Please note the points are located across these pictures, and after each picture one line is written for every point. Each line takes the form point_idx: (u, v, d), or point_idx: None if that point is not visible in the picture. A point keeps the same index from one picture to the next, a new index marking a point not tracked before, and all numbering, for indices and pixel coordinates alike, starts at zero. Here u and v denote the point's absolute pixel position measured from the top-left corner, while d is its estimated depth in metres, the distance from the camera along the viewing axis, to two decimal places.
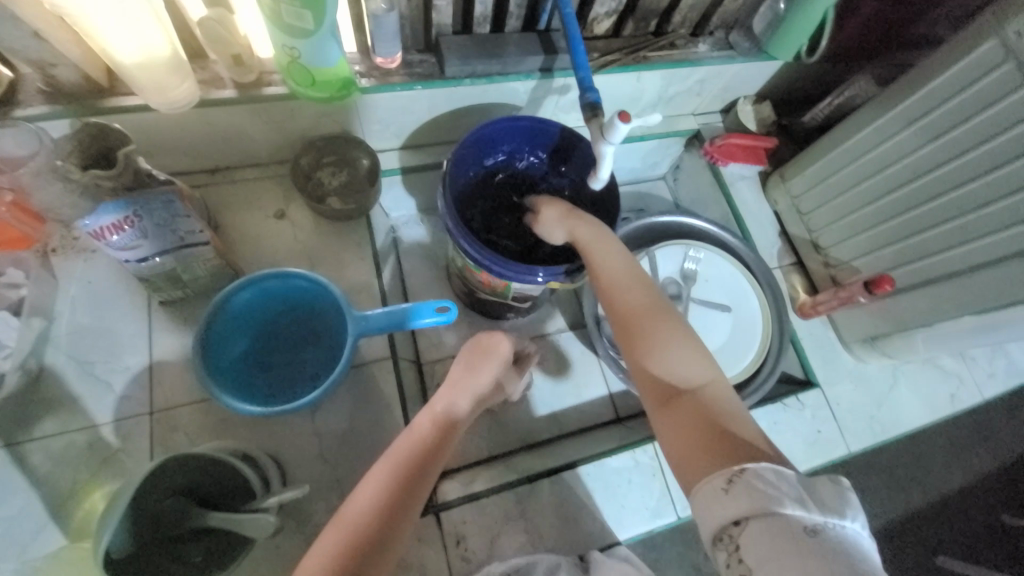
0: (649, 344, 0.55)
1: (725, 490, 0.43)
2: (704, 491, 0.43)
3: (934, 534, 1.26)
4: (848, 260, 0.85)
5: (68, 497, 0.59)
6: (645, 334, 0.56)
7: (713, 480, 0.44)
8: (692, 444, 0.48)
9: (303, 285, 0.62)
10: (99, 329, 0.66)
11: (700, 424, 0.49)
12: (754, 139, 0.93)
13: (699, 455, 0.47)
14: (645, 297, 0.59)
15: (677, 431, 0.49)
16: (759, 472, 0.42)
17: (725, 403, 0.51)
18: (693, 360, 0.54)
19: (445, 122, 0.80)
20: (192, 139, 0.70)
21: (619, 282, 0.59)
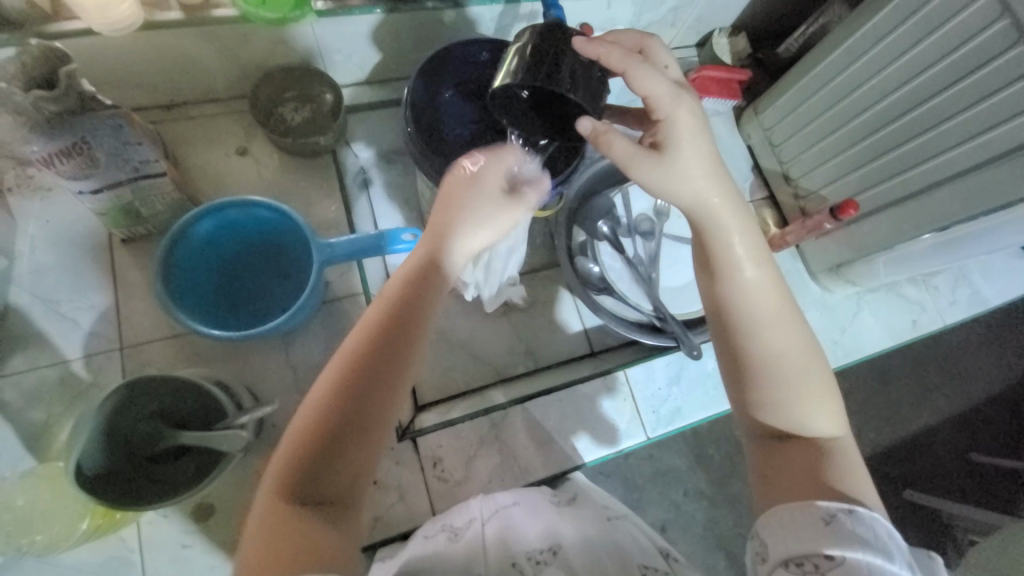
0: (776, 380, 0.52)
1: (825, 524, 0.43)
2: (801, 523, 0.44)
3: (905, 468, 1.31)
4: (817, 189, 0.87)
5: (42, 429, 0.59)
6: (773, 371, 0.52)
7: (814, 510, 0.44)
8: (798, 486, 0.47)
9: (265, 215, 0.61)
10: (62, 268, 0.65)
11: (814, 475, 0.47)
12: (729, 72, 0.91)
13: (792, 490, 0.47)
14: (789, 325, 0.53)
15: (777, 468, 0.49)
16: (869, 523, 0.43)
17: (847, 462, 0.49)
18: (821, 413, 0.51)
19: (410, 53, 0.78)
20: (145, 70, 0.67)
21: (762, 311, 0.53)
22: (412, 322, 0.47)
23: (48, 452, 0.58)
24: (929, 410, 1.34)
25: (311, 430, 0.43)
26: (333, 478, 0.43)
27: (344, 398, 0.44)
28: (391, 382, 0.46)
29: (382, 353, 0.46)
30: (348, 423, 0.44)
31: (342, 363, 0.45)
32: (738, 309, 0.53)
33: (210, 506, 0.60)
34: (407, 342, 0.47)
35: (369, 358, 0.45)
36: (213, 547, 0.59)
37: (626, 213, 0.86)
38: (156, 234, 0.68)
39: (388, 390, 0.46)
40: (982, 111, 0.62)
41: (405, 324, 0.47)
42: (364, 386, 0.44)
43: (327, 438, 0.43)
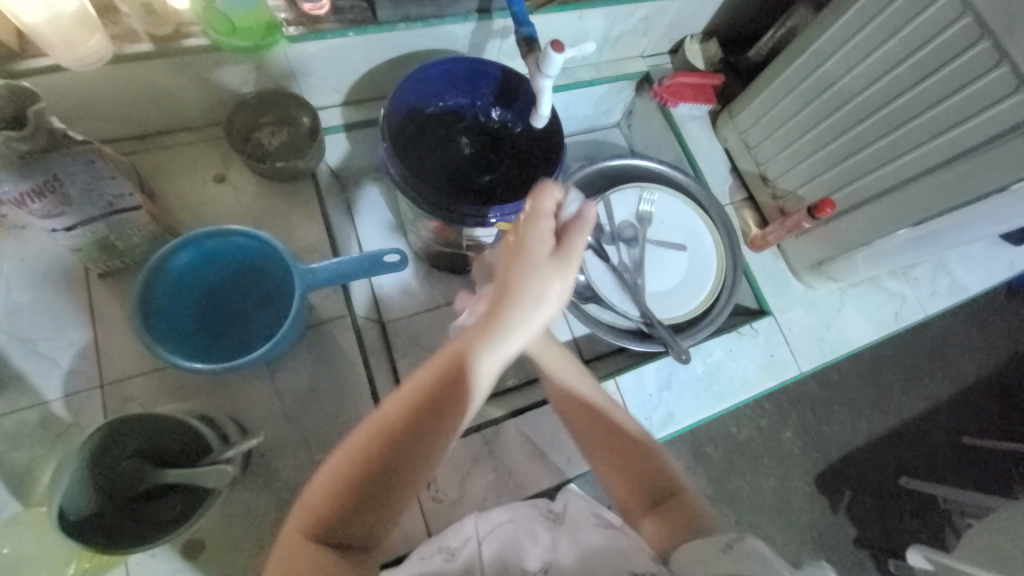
0: (617, 454, 0.61)
1: (723, 551, 0.46)
2: (703, 554, 0.47)
3: (901, 456, 1.32)
4: (794, 189, 0.88)
5: (22, 473, 0.58)
6: (611, 447, 0.61)
7: (712, 543, 0.48)
8: (668, 534, 0.54)
9: (244, 243, 0.61)
10: (37, 307, 0.64)
11: (671, 520, 0.55)
12: (702, 77, 0.92)
13: (660, 534, 0.54)
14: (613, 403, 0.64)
15: (650, 526, 0.56)
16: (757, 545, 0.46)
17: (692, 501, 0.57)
18: (666, 466, 0.60)
19: (385, 73, 0.78)
20: (117, 102, 0.67)
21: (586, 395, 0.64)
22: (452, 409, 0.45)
23: (29, 497, 0.57)
24: (919, 398, 1.36)
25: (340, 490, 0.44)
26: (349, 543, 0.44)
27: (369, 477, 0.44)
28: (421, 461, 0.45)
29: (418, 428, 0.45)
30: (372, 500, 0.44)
31: (382, 434, 0.44)
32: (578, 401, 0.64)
33: (200, 542, 0.58)
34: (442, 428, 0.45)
35: (402, 437, 0.44)
36: None
37: (609, 221, 0.88)
38: (134, 267, 0.68)
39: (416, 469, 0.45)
40: (947, 108, 0.64)
41: (443, 408, 0.44)
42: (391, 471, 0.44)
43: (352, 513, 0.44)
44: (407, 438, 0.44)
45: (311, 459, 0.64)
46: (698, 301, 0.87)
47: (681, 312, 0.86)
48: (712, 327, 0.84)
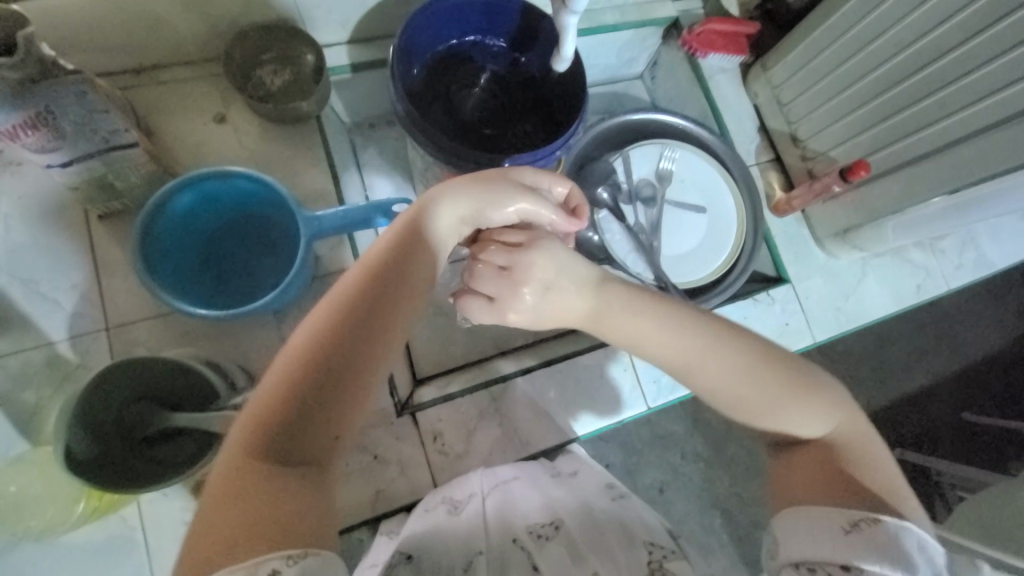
0: (765, 403, 0.49)
1: (845, 531, 0.43)
2: (820, 525, 0.44)
3: (898, 427, 1.33)
4: (825, 151, 0.83)
5: (32, 412, 0.58)
6: (770, 402, 0.49)
7: (837, 517, 0.44)
8: (813, 490, 0.47)
9: (247, 186, 0.58)
10: (38, 246, 0.62)
11: (835, 477, 0.48)
12: (735, 25, 0.86)
13: (823, 495, 0.47)
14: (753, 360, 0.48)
15: (814, 473, 0.49)
16: (893, 533, 0.43)
17: (855, 448, 0.50)
18: (817, 419, 0.50)
19: (394, 8, 0.72)
20: (109, 29, 0.62)
21: (719, 366, 0.48)
22: (375, 330, 0.42)
23: (37, 437, 0.58)
24: (924, 372, 1.35)
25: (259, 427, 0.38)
26: (293, 459, 0.38)
27: (297, 393, 0.39)
28: (353, 373, 0.41)
29: (334, 359, 0.40)
30: (303, 415, 0.39)
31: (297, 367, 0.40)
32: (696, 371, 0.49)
33: None
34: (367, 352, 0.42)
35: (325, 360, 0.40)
36: None
37: (628, 177, 0.84)
38: (133, 209, 0.65)
39: (343, 385, 0.40)
40: (1008, 63, 0.58)
41: (355, 341, 0.41)
42: (325, 392, 0.40)
43: (283, 434, 0.39)
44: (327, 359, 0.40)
45: None
46: (714, 267, 0.84)
47: (697, 276, 0.83)
48: (727, 293, 0.82)
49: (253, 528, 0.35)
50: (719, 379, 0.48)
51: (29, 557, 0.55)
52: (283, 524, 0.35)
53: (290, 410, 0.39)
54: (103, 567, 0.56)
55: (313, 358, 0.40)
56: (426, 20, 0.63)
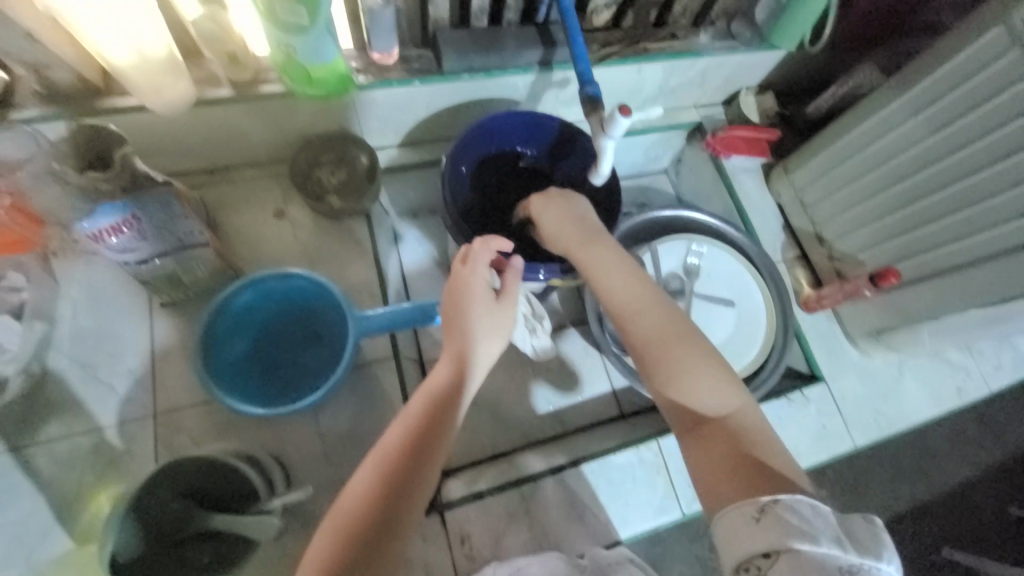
0: (674, 364, 0.52)
1: (755, 518, 0.41)
2: (734, 515, 0.43)
3: (942, 524, 1.24)
4: (852, 253, 0.85)
5: (74, 501, 0.59)
6: (670, 348, 0.53)
7: (743, 506, 0.43)
8: (716, 480, 0.46)
9: (302, 285, 0.62)
10: (101, 332, 0.66)
11: (732, 452, 0.47)
12: (757, 131, 0.92)
13: (726, 482, 0.45)
14: (661, 303, 0.57)
15: (702, 453, 0.48)
16: (794, 506, 0.41)
17: (755, 433, 0.49)
18: (715, 390, 0.51)
19: (443, 119, 0.80)
20: (194, 140, 0.70)
21: (627, 312, 0.57)
22: (442, 432, 0.49)
23: (75, 529, 0.58)
24: (967, 464, 1.26)
25: (352, 525, 0.44)
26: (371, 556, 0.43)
27: (382, 497, 0.45)
28: (431, 473, 0.48)
29: (409, 459, 0.47)
30: (389, 509, 0.45)
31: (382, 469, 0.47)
32: (608, 293, 0.58)
33: None
34: (437, 455, 0.48)
35: (402, 460, 0.47)
36: None
37: (656, 271, 0.87)
38: (194, 299, 0.69)
39: (420, 498, 0.47)
40: None
41: (426, 445, 0.48)
42: (404, 491, 0.46)
43: (369, 534, 0.44)
44: (406, 461, 0.47)
45: None
46: (746, 364, 0.84)
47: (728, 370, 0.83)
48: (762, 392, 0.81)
49: None
50: (663, 341, 0.54)
51: None
52: None
53: (373, 507, 0.45)
54: None
55: (400, 457, 0.47)
56: (476, 136, 0.71)
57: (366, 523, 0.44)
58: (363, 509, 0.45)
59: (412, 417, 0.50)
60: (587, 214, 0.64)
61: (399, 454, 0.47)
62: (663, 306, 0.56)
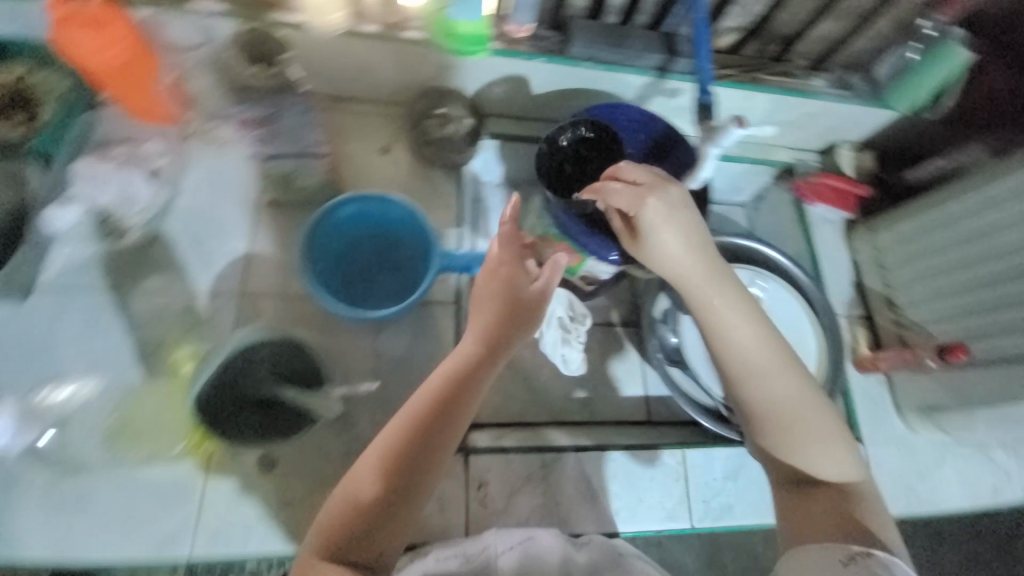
0: (793, 428, 0.56)
1: (843, 563, 0.48)
2: (823, 560, 0.49)
3: None
4: (922, 323, 0.85)
5: (158, 348, 0.66)
6: (794, 415, 0.56)
7: (833, 553, 0.49)
8: (810, 529, 0.52)
9: (398, 214, 0.67)
10: (212, 211, 0.73)
11: (837, 518, 0.52)
12: (850, 185, 0.93)
13: (822, 530, 0.51)
14: (775, 359, 0.58)
15: (800, 517, 0.53)
16: (887, 565, 0.47)
17: (867, 503, 0.53)
18: (829, 460, 0.55)
19: (553, 101, 0.85)
20: (332, 68, 0.76)
21: (757, 367, 0.57)
22: (451, 413, 0.56)
23: (151, 372, 0.65)
24: None
25: (372, 484, 0.53)
26: (388, 508, 0.52)
27: (397, 462, 0.53)
28: (440, 446, 0.55)
29: (421, 433, 0.55)
30: (406, 476, 0.54)
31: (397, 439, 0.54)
32: (717, 339, 0.59)
33: (276, 459, 0.64)
34: (448, 432, 0.55)
35: (415, 435, 0.55)
36: (270, 497, 0.63)
37: None
38: (298, 205, 0.75)
39: (432, 469, 0.55)
40: None
41: (439, 423, 0.55)
42: (416, 459, 0.54)
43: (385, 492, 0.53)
44: (418, 435, 0.55)
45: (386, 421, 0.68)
46: None
47: None
48: None
49: (365, 544, 0.51)
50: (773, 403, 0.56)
51: (110, 474, 0.61)
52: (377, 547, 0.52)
53: (388, 472, 0.53)
54: (161, 506, 0.61)
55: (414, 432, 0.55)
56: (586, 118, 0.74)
57: (384, 485, 0.53)
58: (378, 474, 0.53)
59: (429, 393, 0.56)
60: (700, 243, 0.61)
61: (414, 428, 0.55)
62: (789, 366, 0.58)
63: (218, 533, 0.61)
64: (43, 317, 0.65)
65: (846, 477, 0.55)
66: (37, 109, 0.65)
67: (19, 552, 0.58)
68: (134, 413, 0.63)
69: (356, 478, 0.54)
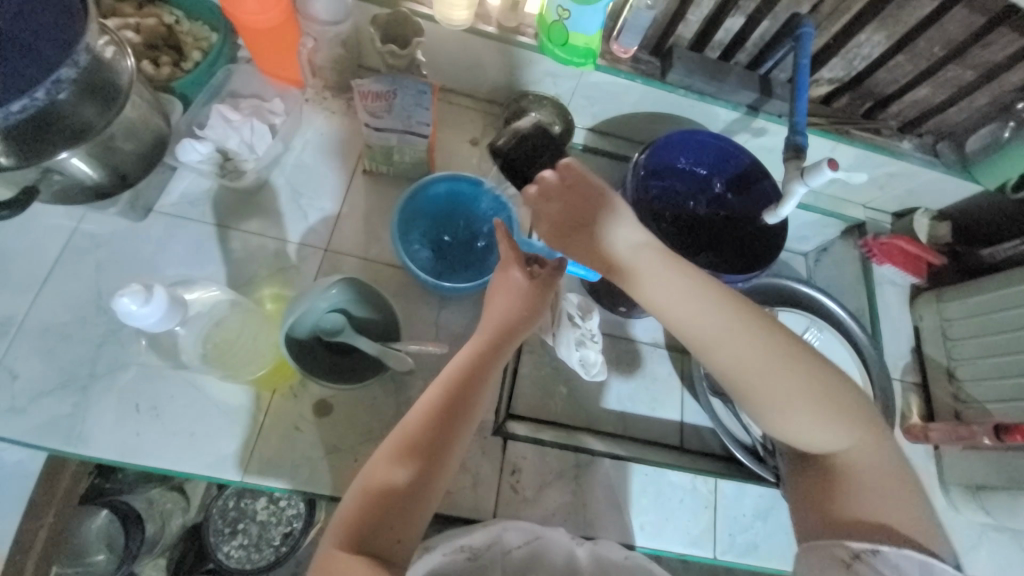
0: (778, 401, 0.53)
1: (846, 564, 0.51)
2: (827, 560, 0.52)
3: None
4: (982, 401, 0.83)
5: (247, 284, 0.72)
6: (771, 385, 0.52)
7: (836, 552, 0.52)
8: (817, 523, 0.55)
9: (485, 198, 0.73)
10: (313, 170, 0.79)
11: (836, 508, 0.54)
12: (921, 250, 0.92)
13: (825, 524, 0.54)
14: (736, 323, 0.53)
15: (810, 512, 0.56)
16: (891, 563, 0.50)
17: (862, 473, 0.54)
18: (817, 430, 0.54)
19: (639, 121, 0.88)
20: (444, 59, 0.82)
21: (729, 341, 0.53)
22: (460, 412, 0.56)
23: None
24: None
25: (384, 481, 0.53)
26: (408, 506, 0.52)
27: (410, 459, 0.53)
28: (453, 440, 0.55)
29: (432, 431, 0.54)
30: (422, 475, 0.53)
31: (406, 439, 0.54)
32: (685, 327, 0.55)
33: (330, 406, 0.68)
34: (456, 428, 0.56)
35: (425, 435, 0.55)
36: (320, 440, 0.66)
37: None
38: (390, 178, 0.81)
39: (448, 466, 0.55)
40: None
41: (448, 421, 0.55)
42: (428, 455, 0.54)
43: (399, 488, 0.52)
44: (429, 436, 0.54)
45: None
46: None
47: None
48: None
49: (392, 533, 0.51)
50: (799, 415, 0.53)
51: (185, 388, 0.66)
52: (403, 541, 0.51)
53: (402, 471, 0.53)
54: (222, 428, 0.65)
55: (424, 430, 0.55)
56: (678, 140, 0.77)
57: (399, 482, 0.53)
58: (391, 475, 0.53)
59: (434, 390, 0.57)
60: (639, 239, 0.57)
61: (422, 426, 0.55)
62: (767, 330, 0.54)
63: (268, 463, 0.65)
64: (154, 237, 0.72)
65: (838, 442, 0.54)
66: (189, 56, 0.76)
67: (92, 444, 0.63)
68: (224, 338, 0.65)
69: (371, 474, 0.54)
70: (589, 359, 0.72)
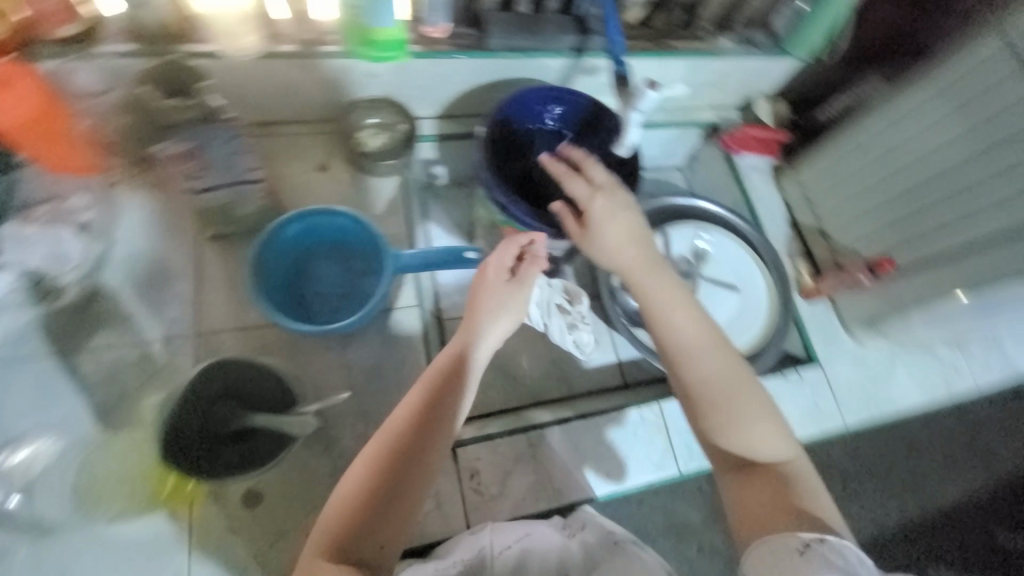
0: (732, 392, 0.58)
1: (800, 552, 0.49)
2: (780, 551, 0.50)
3: None
4: (853, 244, 0.94)
5: (120, 403, 0.64)
6: (728, 395, 0.58)
7: (788, 540, 0.50)
8: (760, 514, 0.54)
9: (343, 224, 0.67)
10: (151, 257, 0.71)
11: (783, 500, 0.54)
12: (770, 132, 0.98)
13: (773, 516, 0.53)
14: (699, 334, 0.60)
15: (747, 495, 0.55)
16: (838, 549, 0.49)
17: (805, 480, 0.56)
18: (767, 434, 0.57)
19: (480, 95, 0.87)
20: (255, 92, 0.75)
21: (692, 350, 0.59)
22: (435, 449, 0.53)
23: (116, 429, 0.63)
24: None
25: (352, 506, 0.50)
26: (372, 543, 0.49)
27: (379, 493, 0.51)
28: (428, 475, 0.53)
29: (405, 464, 0.52)
30: (385, 506, 0.51)
31: (382, 470, 0.52)
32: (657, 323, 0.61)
33: (260, 492, 0.63)
34: (429, 467, 0.53)
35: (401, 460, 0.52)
36: (259, 529, 0.62)
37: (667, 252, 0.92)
38: (242, 235, 0.74)
39: (411, 500, 0.52)
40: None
41: (423, 448, 0.53)
42: (398, 489, 0.51)
43: (369, 514, 0.50)
44: (404, 464, 0.52)
45: (368, 431, 0.68)
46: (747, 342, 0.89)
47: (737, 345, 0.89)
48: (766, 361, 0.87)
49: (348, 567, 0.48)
50: (745, 414, 0.57)
51: (89, 539, 0.59)
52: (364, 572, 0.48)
53: (373, 500, 0.51)
54: (147, 561, 0.59)
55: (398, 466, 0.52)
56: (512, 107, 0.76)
57: (370, 505, 0.50)
58: (359, 499, 0.50)
59: (413, 406, 0.55)
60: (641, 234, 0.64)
61: (394, 460, 0.52)
62: (719, 344, 0.60)
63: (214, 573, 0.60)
64: None
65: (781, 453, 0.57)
66: None
67: None
68: (108, 473, 0.61)
69: (337, 503, 0.51)
70: (585, 341, 0.80)
